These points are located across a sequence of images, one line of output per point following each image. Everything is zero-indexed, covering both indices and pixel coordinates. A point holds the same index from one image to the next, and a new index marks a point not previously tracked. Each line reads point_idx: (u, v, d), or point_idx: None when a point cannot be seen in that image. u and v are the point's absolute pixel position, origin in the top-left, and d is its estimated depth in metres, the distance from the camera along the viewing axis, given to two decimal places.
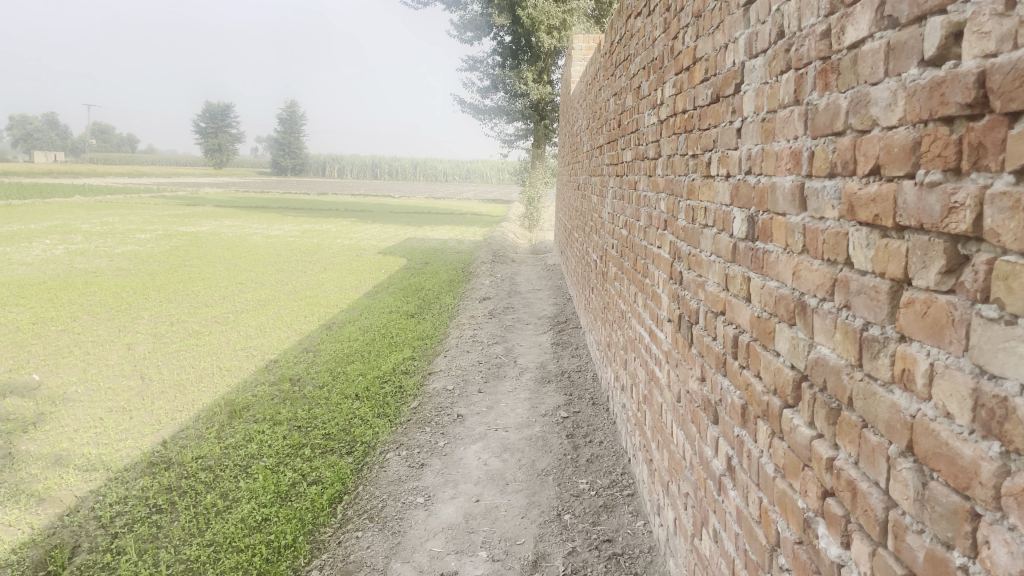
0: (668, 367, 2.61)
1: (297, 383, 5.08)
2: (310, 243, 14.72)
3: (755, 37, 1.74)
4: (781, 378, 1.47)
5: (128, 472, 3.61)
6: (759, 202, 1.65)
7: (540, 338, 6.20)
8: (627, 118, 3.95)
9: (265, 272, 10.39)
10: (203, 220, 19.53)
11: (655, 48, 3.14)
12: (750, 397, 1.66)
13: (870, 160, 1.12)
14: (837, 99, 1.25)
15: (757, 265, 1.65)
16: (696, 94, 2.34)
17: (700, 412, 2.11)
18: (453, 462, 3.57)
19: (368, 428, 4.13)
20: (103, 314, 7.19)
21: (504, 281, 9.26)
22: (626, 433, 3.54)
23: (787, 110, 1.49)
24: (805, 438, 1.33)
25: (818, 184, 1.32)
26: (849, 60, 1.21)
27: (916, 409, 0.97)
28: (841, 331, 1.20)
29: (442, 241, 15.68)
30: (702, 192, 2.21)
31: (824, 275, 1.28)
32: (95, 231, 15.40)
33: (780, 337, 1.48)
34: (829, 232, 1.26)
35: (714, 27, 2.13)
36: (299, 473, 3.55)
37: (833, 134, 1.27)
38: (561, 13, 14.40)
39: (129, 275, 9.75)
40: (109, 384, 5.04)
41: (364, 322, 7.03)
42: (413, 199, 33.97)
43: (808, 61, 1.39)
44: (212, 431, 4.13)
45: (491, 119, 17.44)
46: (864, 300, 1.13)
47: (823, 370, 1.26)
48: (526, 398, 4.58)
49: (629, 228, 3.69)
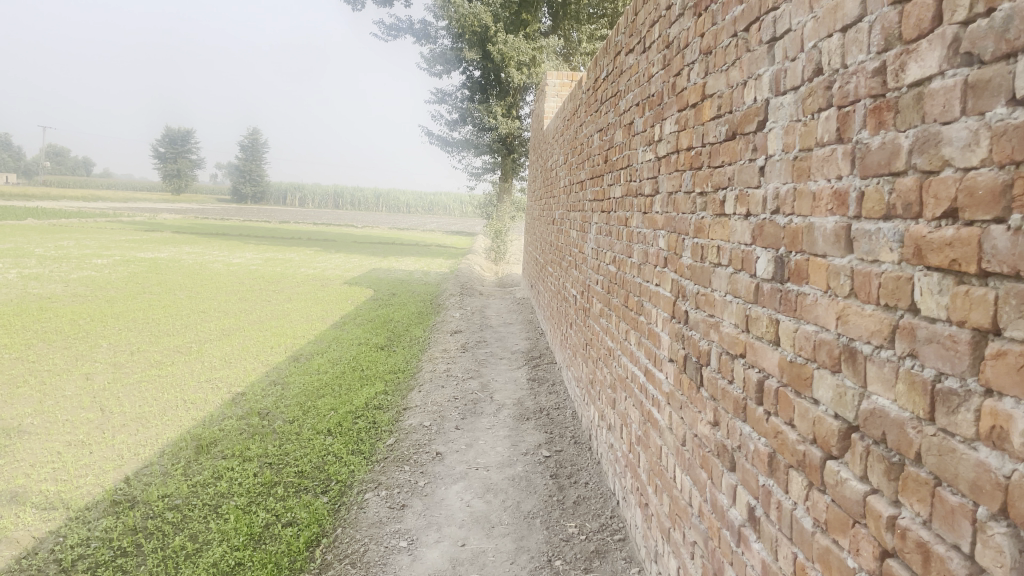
0: (669, 408, 2.54)
1: (266, 418, 4.89)
2: (273, 272, 14.46)
3: (783, 74, 1.70)
4: (822, 428, 1.40)
5: (89, 512, 3.40)
6: (790, 243, 1.60)
7: (515, 373, 6.09)
8: (615, 154, 3.92)
9: (227, 301, 10.14)
10: (163, 247, 19.05)
11: (652, 84, 3.11)
12: (780, 446, 1.59)
13: (942, 203, 1.07)
14: (896, 138, 1.20)
15: (788, 308, 1.59)
16: (705, 131, 2.30)
17: (712, 458, 2.03)
18: (435, 504, 3.44)
19: (343, 465, 3.97)
20: (59, 343, 6.90)
21: (474, 315, 9.15)
22: (615, 474, 3.45)
23: (827, 148, 1.45)
24: (856, 494, 1.26)
25: (871, 226, 1.27)
26: (911, 99, 1.17)
27: (1012, 470, 0.91)
28: (905, 382, 1.14)
29: (407, 273, 15.54)
30: (714, 230, 2.15)
31: (880, 321, 1.22)
32: (49, 255, 14.94)
33: (821, 384, 1.41)
34: (887, 276, 1.20)
35: (729, 64, 2.10)
36: (273, 514, 3.37)
37: (890, 174, 1.22)
38: (531, 50, 14.54)
39: (85, 301, 9.42)
40: (67, 416, 4.80)
41: (333, 355, 6.85)
42: (376, 230, 33.71)
43: (856, 99, 1.34)
44: (178, 467, 3.93)
45: (458, 152, 17.45)
46: (936, 350, 1.07)
47: (881, 422, 1.20)
48: (505, 435, 4.47)
49: (619, 265, 3.63)
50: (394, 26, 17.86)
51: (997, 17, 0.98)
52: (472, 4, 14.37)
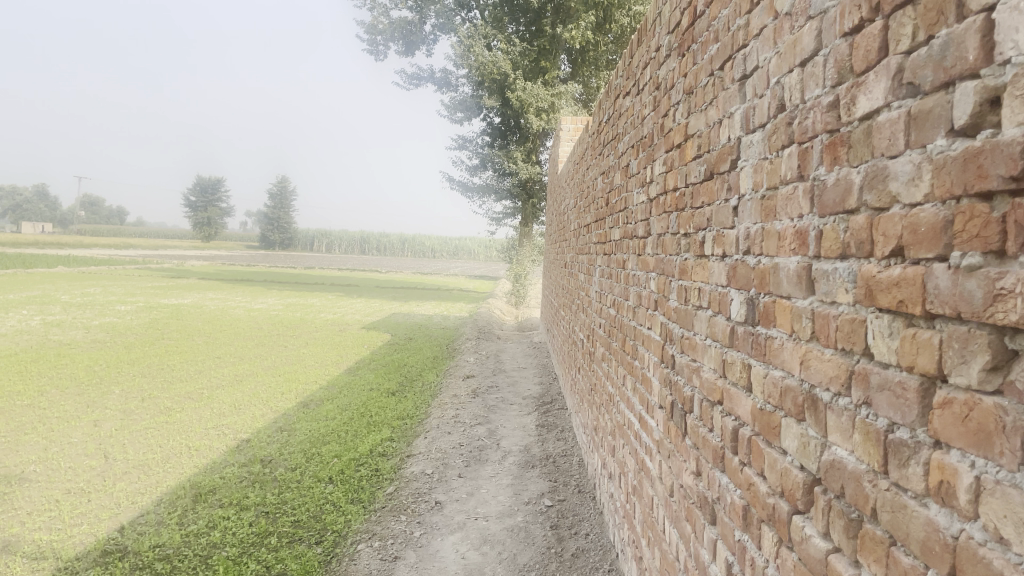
0: (659, 457, 2.45)
1: (268, 465, 4.84)
2: (293, 317, 14.54)
3: (752, 111, 1.65)
4: (788, 480, 1.32)
5: (78, 562, 3.35)
6: (759, 284, 1.53)
7: (524, 419, 6.00)
8: (615, 196, 3.88)
9: (244, 346, 10.18)
10: (188, 293, 19.29)
11: (645, 125, 3.09)
12: (752, 498, 1.51)
13: (890, 240, 1.01)
14: (848, 173, 1.15)
15: (759, 352, 1.52)
16: (688, 171, 2.25)
17: (695, 510, 1.94)
18: (429, 555, 3.35)
19: (340, 515, 3.90)
20: (72, 389, 6.94)
21: (488, 360, 9.07)
22: (615, 525, 3.35)
23: (790, 185, 1.39)
24: (819, 551, 1.17)
25: (828, 266, 1.20)
26: (861, 133, 1.12)
27: (960, 529, 0.83)
28: (861, 432, 1.07)
29: (426, 318, 15.54)
30: (696, 272, 2.09)
31: (838, 366, 1.15)
32: (75, 302, 15.17)
33: (787, 434, 1.34)
34: (843, 318, 1.14)
35: (707, 104, 2.06)
36: (263, 565, 3.30)
37: (844, 211, 1.16)
38: (550, 96, 14.66)
39: (104, 347, 9.49)
40: (69, 463, 4.78)
41: (343, 400, 6.80)
42: (401, 275, 33.87)
43: (813, 134, 1.29)
44: (173, 516, 3.89)
45: (478, 197, 17.55)
46: (889, 398, 1.00)
47: (840, 475, 1.12)
48: (508, 484, 4.38)
49: (617, 307, 3.58)
50: (415, 75, 18.17)
51: (936, 44, 0.93)
52: (491, 53, 14.53)
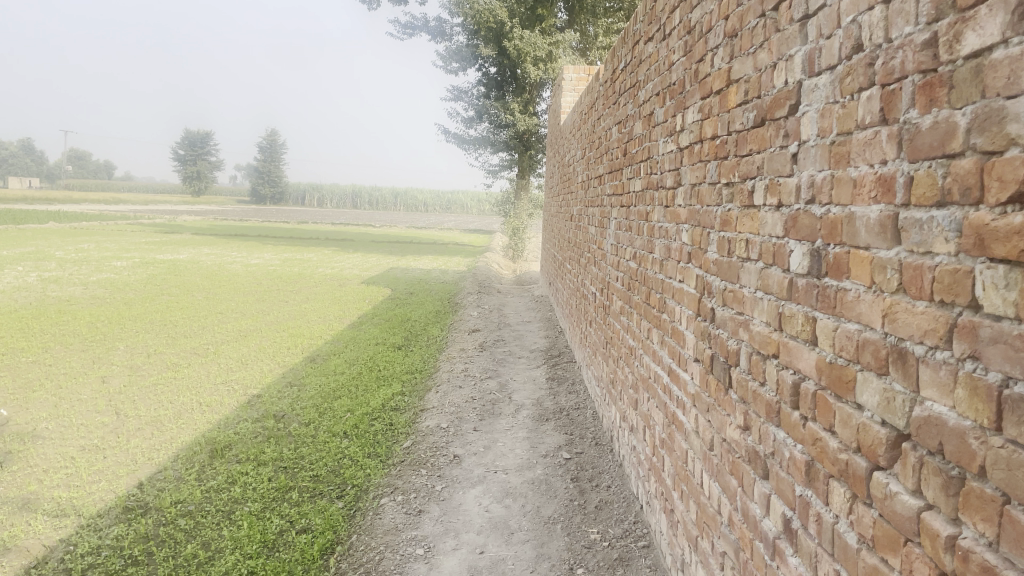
0: (695, 411, 2.42)
1: (282, 421, 4.82)
2: (291, 272, 14.45)
3: (818, 53, 1.58)
4: (867, 436, 1.29)
5: (101, 519, 3.33)
6: (828, 234, 1.48)
7: (533, 372, 5.99)
8: (635, 146, 3.81)
9: (245, 302, 10.11)
10: (183, 248, 19.13)
11: (673, 72, 3.00)
12: (819, 454, 1.47)
13: (1008, 186, 0.96)
14: (950, 116, 1.09)
15: (827, 304, 1.47)
16: (730, 118, 2.18)
17: (743, 464, 1.92)
18: (453, 509, 3.34)
19: (359, 469, 3.89)
20: (77, 346, 6.88)
21: (492, 314, 9.04)
22: (638, 478, 3.34)
23: (870, 130, 1.33)
24: (909, 509, 1.14)
25: (922, 214, 1.15)
26: (968, 72, 1.05)
27: None
28: (965, 387, 1.02)
29: (425, 272, 15.45)
30: (742, 223, 2.03)
31: (933, 318, 1.11)
32: (69, 258, 15.01)
33: (866, 389, 1.30)
34: (942, 269, 1.09)
35: (756, 47, 1.98)
36: (287, 520, 3.29)
37: (943, 156, 1.10)
38: (547, 45, 14.41)
39: (104, 303, 9.41)
40: (81, 420, 4.74)
41: (349, 355, 6.77)
42: (396, 230, 33.68)
43: (902, 76, 1.22)
44: (191, 472, 3.87)
45: (475, 150, 17.37)
46: (1003, 352, 0.96)
47: (938, 432, 1.08)
48: (524, 437, 4.37)
49: (639, 260, 3.53)
50: (408, 24, 17.84)
51: None
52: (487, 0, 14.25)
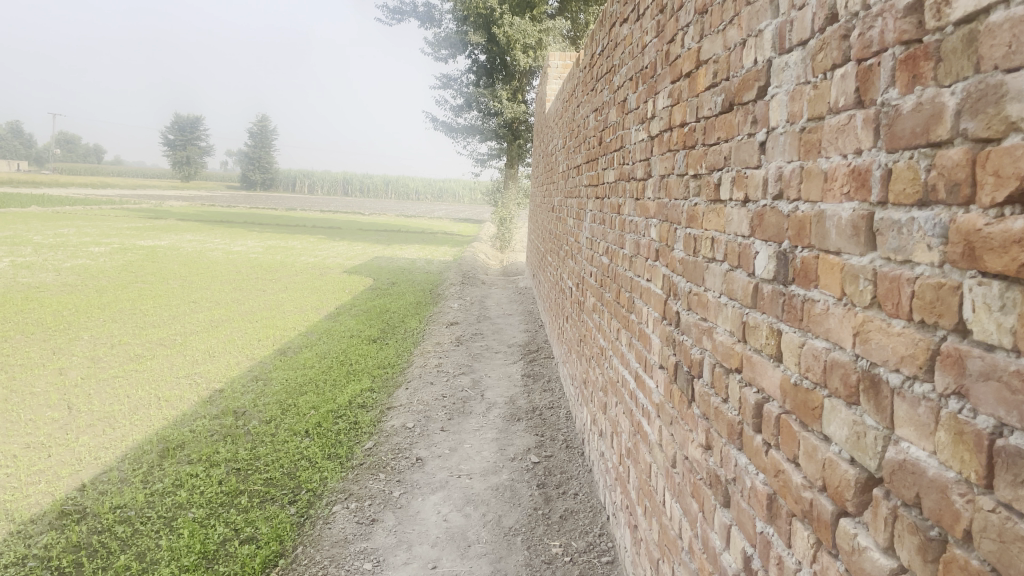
0: (658, 422, 2.23)
1: (241, 418, 4.61)
2: (272, 260, 14.19)
3: (789, 27, 1.37)
4: (834, 474, 1.09)
5: (32, 526, 3.14)
6: (795, 235, 1.28)
7: (509, 369, 5.79)
8: (609, 134, 3.61)
9: (220, 290, 9.88)
10: (163, 235, 18.77)
11: (645, 54, 2.80)
12: (781, 488, 1.28)
13: (1004, 185, 0.76)
14: (936, 96, 0.89)
15: (793, 316, 1.27)
16: (699, 103, 1.97)
17: (704, 487, 1.73)
18: (409, 518, 3.15)
19: (315, 472, 3.70)
20: (38, 335, 6.65)
21: (473, 305, 8.85)
22: (605, 487, 3.15)
23: (843, 114, 1.13)
24: (880, 570, 0.95)
25: (900, 215, 0.96)
26: (958, 41, 0.85)
27: None
28: (948, 431, 0.83)
29: (409, 262, 15.22)
30: (707, 219, 1.83)
31: (911, 342, 0.91)
32: (47, 243, 14.73)
33: (834, 419, 1.10)
34: (923, 282, 0.89)
35: (726, 23, 1.78)
36: (232, 529, 3.10)
37: (928, 145, 0.91)
38: (537, 32, 14.16)
39: (74, 291, 9.16)
40: (30, 416, 4.54)
41: (322, 349, 6.55)
42: (383, 218, 33.45)
43: (882, 48, 1.02)
44: (138, 474, 3.67)
45: (462, 138, 17.11)
46: (996, 392, 0.76)
47: (915, 479, 0.89)
48: (493, 439, 4.18)
49: (611, 256, 3.32)
50: (397, 10, 17.58)
51: None
52: None
